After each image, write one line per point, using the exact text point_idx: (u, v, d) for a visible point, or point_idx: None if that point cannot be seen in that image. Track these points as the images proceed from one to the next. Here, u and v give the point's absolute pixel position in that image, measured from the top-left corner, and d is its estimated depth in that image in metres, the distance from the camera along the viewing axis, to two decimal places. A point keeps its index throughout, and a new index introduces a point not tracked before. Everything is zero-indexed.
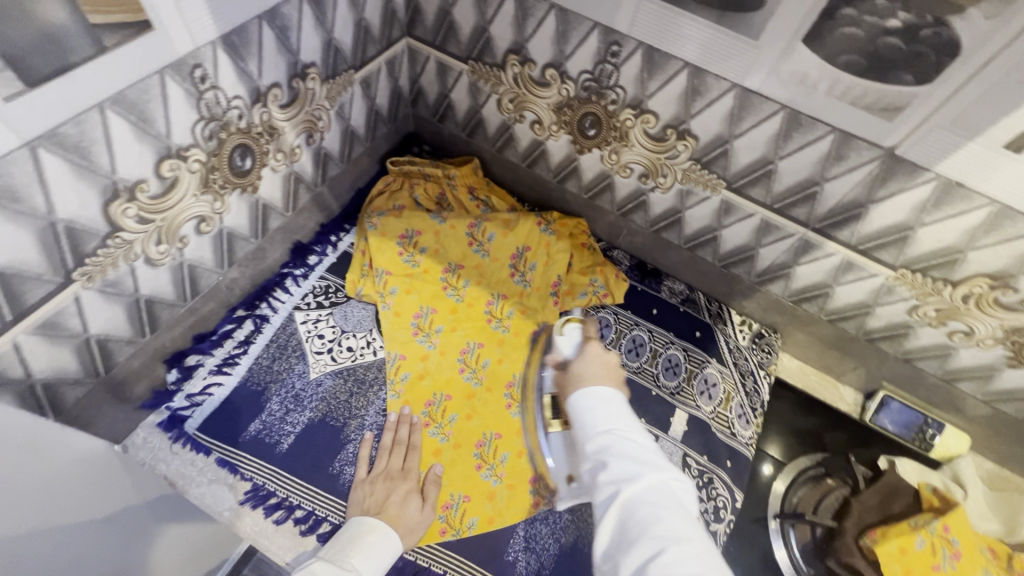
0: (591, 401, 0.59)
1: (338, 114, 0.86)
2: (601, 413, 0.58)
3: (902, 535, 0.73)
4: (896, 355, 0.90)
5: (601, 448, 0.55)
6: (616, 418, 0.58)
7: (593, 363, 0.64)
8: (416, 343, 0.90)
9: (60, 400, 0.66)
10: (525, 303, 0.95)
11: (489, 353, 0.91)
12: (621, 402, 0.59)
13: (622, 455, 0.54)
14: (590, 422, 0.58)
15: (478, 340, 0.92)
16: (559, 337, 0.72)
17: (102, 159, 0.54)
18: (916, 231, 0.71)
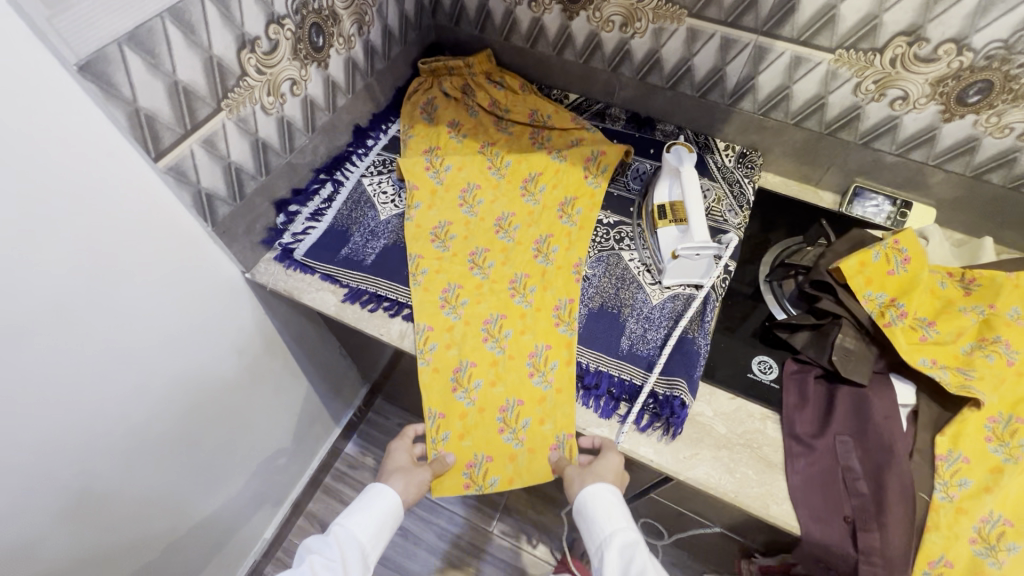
0: (592, 504, 0.82)
1: (378, 12, 1.11)
2: (603, 512, 0.82)
3: (862, 252, 0.90)
4: (856, 142, 1.07)
5: (617, 545, 0.79)
6: (624, 519, 0.82)
7: (605, 470, 0.84)
8: (443, 314, 0.99)
9: (215, 214, 0.93)
10: (548, 280, 1.02)
11: (512, 324, 0.98)
12: (616, 507, 0.83)
13: (640, 556, 0.76)
14: (599, 531, 0.81)
15: (501, 313, 0.99)
16: (669, 156, 1.02)
17: (236, 13, 0.80)
18: (838, 8, 0.90)
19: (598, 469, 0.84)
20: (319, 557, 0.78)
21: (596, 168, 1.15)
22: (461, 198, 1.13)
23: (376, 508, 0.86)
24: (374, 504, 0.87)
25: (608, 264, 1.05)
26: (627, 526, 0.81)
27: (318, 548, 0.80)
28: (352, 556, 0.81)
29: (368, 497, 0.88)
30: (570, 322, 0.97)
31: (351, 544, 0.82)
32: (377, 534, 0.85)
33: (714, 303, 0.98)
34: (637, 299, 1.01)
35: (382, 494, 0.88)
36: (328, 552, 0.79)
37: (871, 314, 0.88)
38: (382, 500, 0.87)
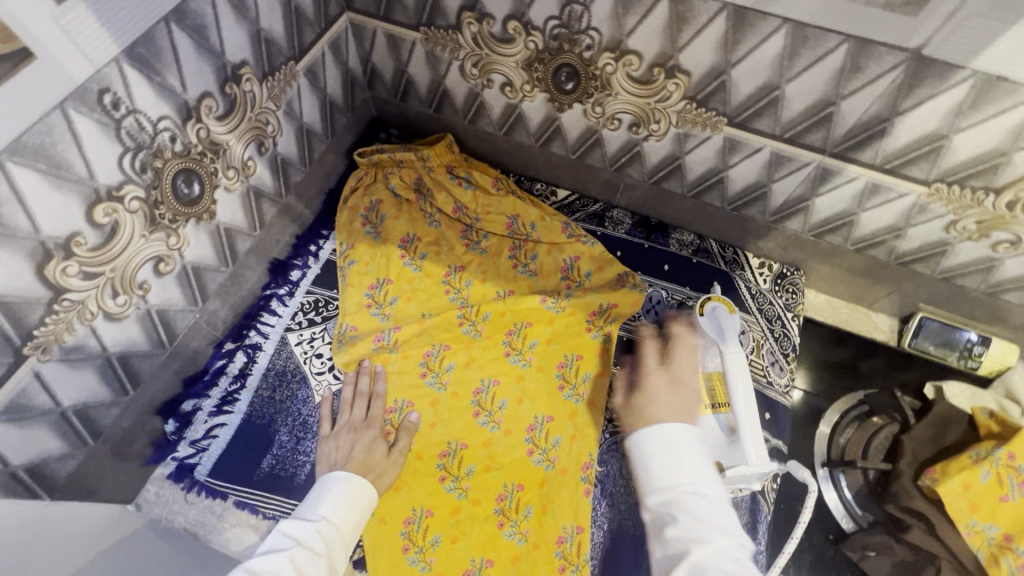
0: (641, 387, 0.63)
1: (287, 114, 0.77)
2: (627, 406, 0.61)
3: (965, 469, 0.68)
4: (933, 275, 0.83)
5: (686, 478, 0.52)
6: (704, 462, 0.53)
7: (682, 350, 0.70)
8: (407, 562, 0.73)
9: (53, 477, 0.62)
10: (547, 495, 0.77)
11: (501, 573, 0.72)
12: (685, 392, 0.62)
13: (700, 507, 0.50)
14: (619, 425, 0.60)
15: (487, 555, 0.73)
16: (704, 319, 0.77)
17: (18, 219, 0.47)
18: (951, 139, 0.63)
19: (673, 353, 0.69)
20: (298, 550, 0.58)
21: (604, 321, 0.88)
22: (424, 366, 0.85)
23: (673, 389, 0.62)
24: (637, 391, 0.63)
25: (622, 456, 0.81)
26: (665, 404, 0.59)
27: (293, 536, 0.60)
28: (338, 550, 0.62)
29: (336, 481, 0.69)
30: (579, 565, 0.73)
31: (332, 532, 0.63)
32: (359, 527, 0.67)
33: (767, 517, 0.76)
34: None
35: (353, 480, 0.69)
36: (308, 541, 0.60)
37: (978, 555, 0.66)
38: (357, 490, 0.68)
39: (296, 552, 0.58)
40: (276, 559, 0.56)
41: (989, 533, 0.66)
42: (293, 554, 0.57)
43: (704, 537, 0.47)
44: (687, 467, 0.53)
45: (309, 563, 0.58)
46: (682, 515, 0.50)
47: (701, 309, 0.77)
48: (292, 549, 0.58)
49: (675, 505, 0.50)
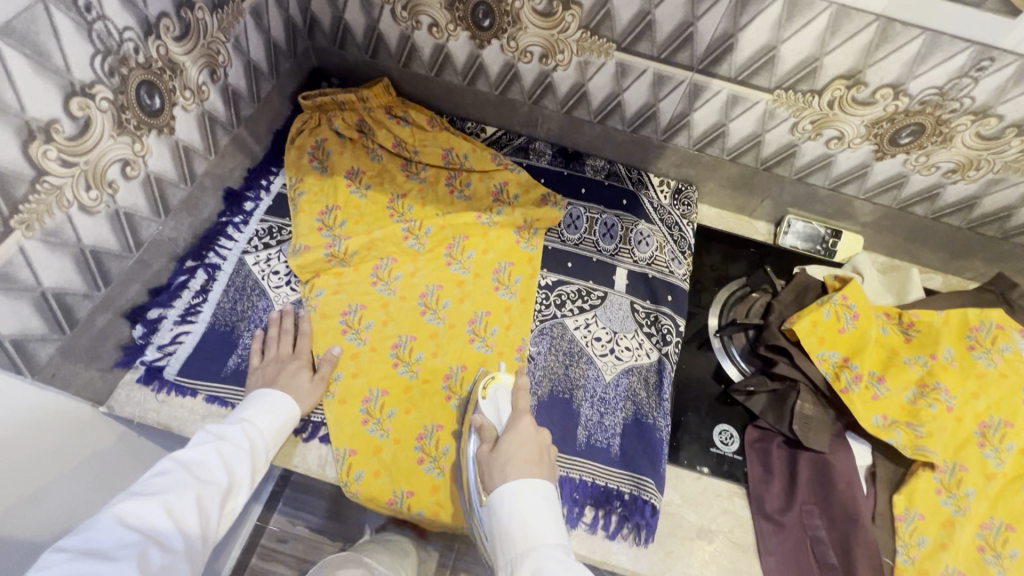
0: (510, 508, 0.63)
1: (236, 48, 0.86)
2: (521, 519, 0.61)
3: (813, 312, 0.87)
4: (791, 177, 1.03)
5: (529, 569, 0.57)
6: (535, 530, 0.61)
7: (522, 443, 0.70)
8: (367, 433, 0.83)
9: (34, 359, 0.68)
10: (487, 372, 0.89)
11: (450, 436, 0.84)
12: (552, 510, 0.63)
13: None
14: (515, 543, 0.60)
15: (437, 422, 0.85)
16: (486, 401, 0.82)
17: (8, 95, 0.55)
18: (779, 49, 0.81)
19: (506, 453, 0.69)
20: (225, 444, 0.68)
21: (529, 233, 1.03)
22: (375, 277, 0.95)
23: (533, 505, 0.63)
24: (509, 513, 0.62)
25: (552, 337, 0.94)
26: (549, 535, 0.61)
27: (218, 432, 0.70)
28: (260, 445, 0.72)
29: (260, 397, 0.76)
30: None
31: (255, 432, 0.72)
32: (280, 431, 0.75)
33: (669, 374, 0.91)
34: (588, 377, 0.91)
35: (275, 396, 0.77)
36: (233, 436, 0.70)
37: (827, 376, 0.85)
38: (278, 404, 0.76)
39: (222, 445, 0.68)
40: (205, 452, 0.66)
41: (833, 358, 0.85)
42: (218, 447, 0.67)
43: None
44: None
45: (233, 455, 0.68)
46: None
47: (484, 394, 0.82)
48: (219, 444, 0.68)
49: None
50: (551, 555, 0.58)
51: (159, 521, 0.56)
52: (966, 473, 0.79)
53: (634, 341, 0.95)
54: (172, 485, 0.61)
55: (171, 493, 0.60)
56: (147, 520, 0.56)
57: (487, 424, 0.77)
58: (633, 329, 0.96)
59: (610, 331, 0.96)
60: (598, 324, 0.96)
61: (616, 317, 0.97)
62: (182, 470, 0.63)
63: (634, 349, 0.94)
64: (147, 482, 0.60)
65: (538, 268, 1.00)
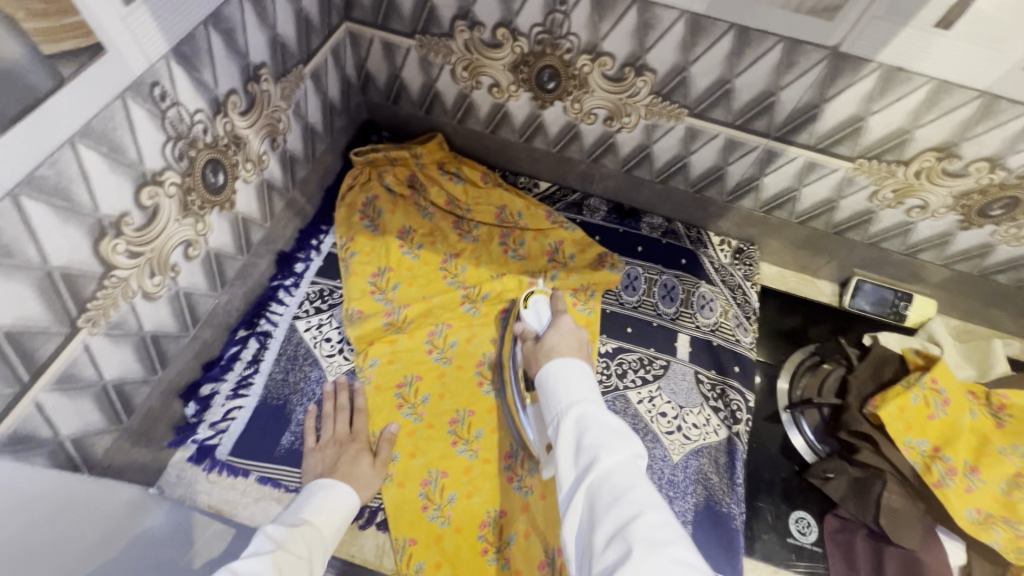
0: (557, 377, 0.65)
1: (295, 113, 0.84)
2: (568, 386, 0.64)
3: (899, 396, 0.82)
4: (863, 241, 0.98)
5: (573, 417, 0.59)
6: (579, 391, 0.62)
7: (562, 336, 0.74)
8: (427, 520, 0.79)
9: (91, 454, 0.65)
10: None
11: (514, 523, 0.79)
12: (590, 379, 0.65)
13: (596, 424, 0.56)
14: (560, 399, 0.62)
15: (499, 507, 0.80)
16: (528, 312, 0.86)
17: (82, 196, 0.52)
18: (867, 120, 0.77)
19: (550, 344, 0.73)
20: (285, 552, 0.58)
21: (587, 296, 0.98)
22: (430, 345, 0.91)
23: (574, 373, 0.65)
24: (555, 381, 0.65)
25: (615, 412, 0.90)
26: (589, 393, 0.62)
27: (275, 539, 0.60)
28: (315, 555, 0.62)
29: (321, 488, 0.72)
30: None
31: (312, 537, 0.64)
32: (336, 534, 0.68)
33: (741, 455, 0.87)
34: (654, 456, 0.87)
35: (335, 486, 0.73)
36: (292, 545, 0.60)
37: (916, 466, 0.79)
38: (334, 495, 0.71)
39: (280, 553, 0.58)
40: (264, 560, 0.56)
41: (923, 447, 0.79)
42: (277, 555, 0.57)
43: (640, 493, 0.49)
44: (614, 447, 0.53)
45: (292, 566, 0.58)
46: (617, 486, 0.50)
47: (524, 305, 0.86)
48: (277, 553, 0.58)
49: (611, 480, 0.51)
50: (596, 408, 0.59)
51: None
52: None
53: (701, 417, 0.90)
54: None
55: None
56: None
57: (528, 328, 0.82)
58: (700, 403, 0.91)
59: (675, 406, 0.91)
60: (663, 398, 0.91)
61: (681, 389, 0.92)
62: None
63: (702, 425, 0.89)
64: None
65: (597, 334, 0.96)
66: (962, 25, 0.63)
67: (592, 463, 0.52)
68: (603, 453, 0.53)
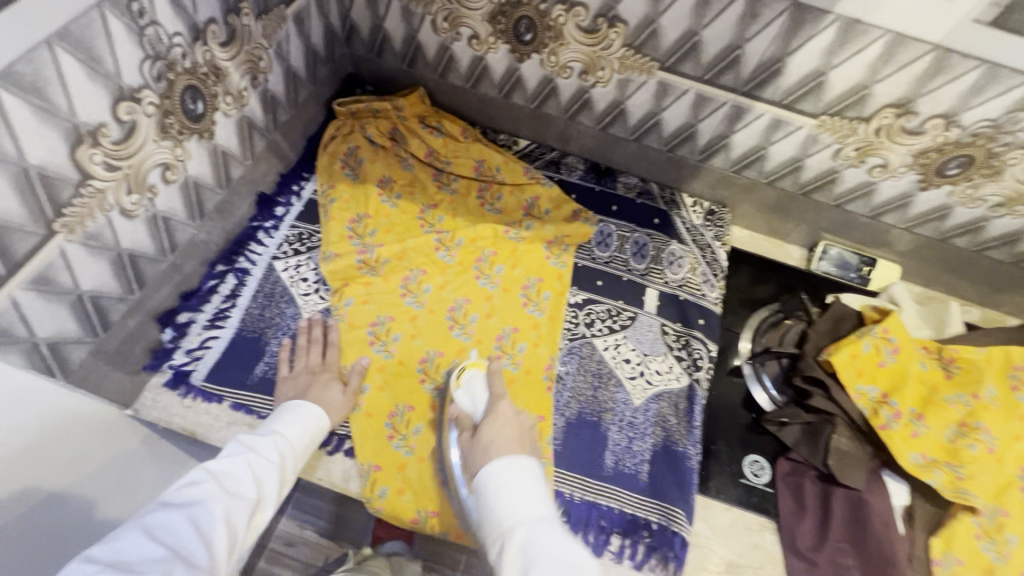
0: (495, 482, 0.66)
1: (277, 54, 0.86)
2: (508, 496, 0.65)
3: (852, 344, 0.85)
4: (829, 203, 1.01)
5: (520, 542, 0.60)
6: (528, 505, 0.64)
7: (498, 429, 0.74)
8: (392, 449, 0.82)
9: (67, 362, 0.68)
10: (514, 392, 0.88)
11: None
12: (538, 488, 0.66)
13: (545, 555, 0.57)
14: (501, 515, 0.63)
15: None
16: (460, 391, 0.83)
17: (60, 99, 0.54)
18: (828, 75, 0.80)
19: (487, 439, 0.73)
20: (256, 456, 0.65)
21: (560, 249, 1.01)
22: (404, 288, 0.94)
23: (519, 479, 0.66)
24: (491, 485, 0.66)
25: (581, 357, 0.93)
26: (538, 509, 0.64)
27: (249, 443, 0.66)
28: (290, 459, 0.69)
29: (292, 408, 0.75)
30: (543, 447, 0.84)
31: (285, 444, 0.69)
32: (309, 444, 0.73)
33: (701, 401, 0.90)
34: (617, 400, 0.90)
35: (308, 408, 0.76)
36: (264, 449, 0.67)
37: (864, 411, 0.82)
38: (308, 413, 0.75)
39: (253, 458, 0.64)
40: (236, 464, 0.62)
41: (871, 393, 0.83)
42: (249, 460, 0.64)
43: None
44: None
45: (263, 469, 0.64)
46: None
47: (456, 384, 0.83)
48: (250, 457, 0.64)
49: None
50: (544, 531, 0.61)
51: (187, 536, 0.53)
52: (1008, 518, 0.76)
53: (664, 365, 0.93)
54: (202, 496, 0.58)
55: (202, 505, 0.57)
56: (178, 534, 0.53)
57: (464, 416, 0.80)
58: (664, 352, 0.94)
59: (640, 354, 0.94)
60: (628, 346, 0.94)
61: (646, 339, 0.95)
62: (215, 483, 0.59)
63: (664, 373, 0.92)
64: (178, 493, 0.57)
65: (568, 285, 0.99)
66: None
67: None
68: None
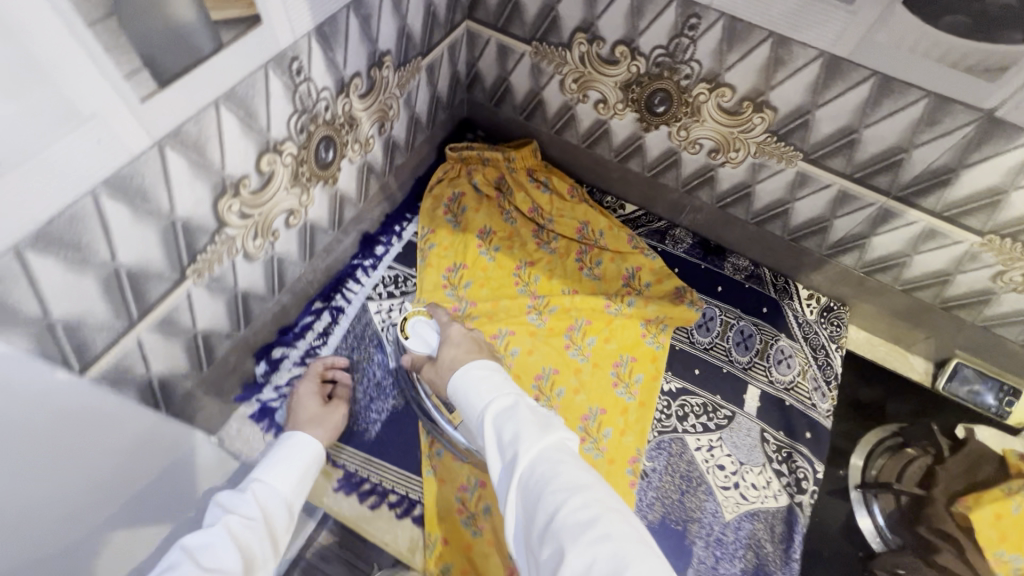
0: (470, 373, 0.59)
1: (405, 102, 0.86)
2: (478, 380, 0.58)
3: (996, 501, 0.74)
4: (974, 323, 0.89)
5: (498, 413, 0.54)
6: (500, 387, 0.58)
7: (455, 344, 0.69)
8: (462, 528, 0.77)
9: (171, 394, 0.68)
10: None
11: None
12: (504, 374, 0.60)
13: (519, 420, 0.52)
14: (474, 400, 0.57)
15: None
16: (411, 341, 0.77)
17: (214, 155, 0.55)
18: (1009, 194, 0.70)
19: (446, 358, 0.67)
20: (235, 518, 0.56)
21: (657, 328, 0.95)
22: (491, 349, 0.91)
23: (489, 364, 0.61)
24: (461, 376, 0.60)
25: (669, 455, 0.86)
26: (507, 387, 0.58)
27: (227, 504, 0.57)
28: (276, 514, 0.60)
29: (280, 448, 0.67)
30: None
31: (266, 496, 0.61)
32: (300, 482, 0.66)
33: (801, 529, 0.81)
34: (705, 510, 0.82)
35: (293, 440, 0.68)
36: (243, 507, 0.57)
37: None
38: (301, 447, 0.68)
39: (232, 522, 0.55)
40: (213, 533, 0.53)
41: (1015, 563, 0.71)
42: (228, 523, 0.55)
43: (605, 523, 0.44)
44: (534, 434, 0.50)
45: (247, 533, 0.55)
46: (563, 480, 0.47)
47: (404, 334, 0.77)
48: (228, 521, 0.55)
49: (555, 477, 0.47)
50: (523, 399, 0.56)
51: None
52: None
53: (761, 478, 0.84)
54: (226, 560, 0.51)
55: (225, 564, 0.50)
56: None
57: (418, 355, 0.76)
58: (762, 463, 0.86)
59: (735, 461, 0.86)
60: (723, 450, 0.86)
61: (743, 445, 0.87)
62: (195, 561, 0.50)
63: (761, 488, 0.84)
64: None
65: (662, 369, 0.92)
66: None
67: (523, 461, 0.49)
68: (527, 444, 0.50)
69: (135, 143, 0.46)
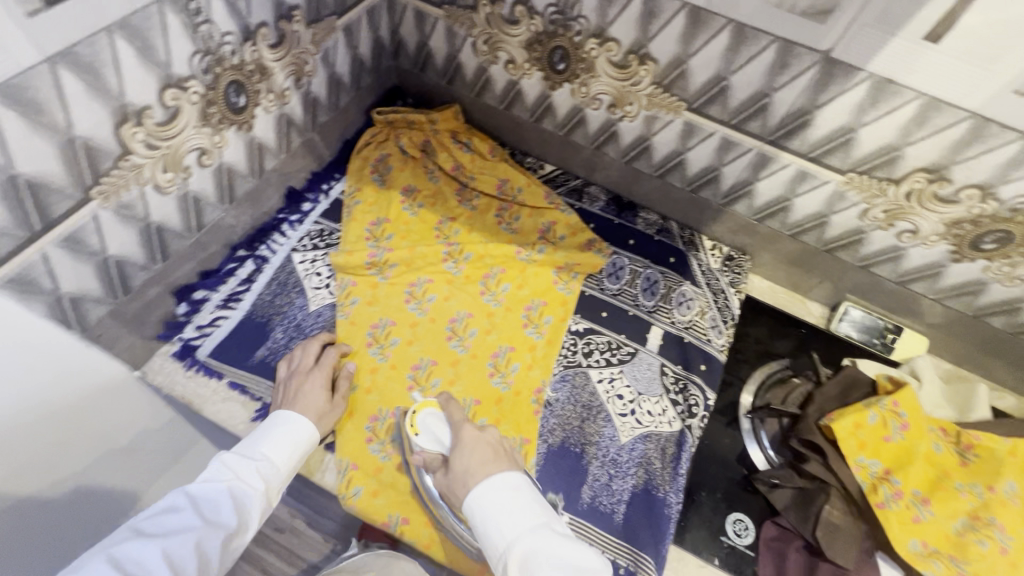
0: (487, 503, 0.62)
1: (323, 60, 0.92)
2: (492, 509, 0.61)
3: (857, 412, 0.81)
4: (854, 263, 0.97)
5: (519, 555, 0.58)
6: (519, 514, 0.61)
7: (468, 451, 0.69)
8: (370, 452, 0.83)
9: (85, 317, 0.74)
10: (501, 411, 0.88)
11: None
12: (526, 494, 0.63)
13: (549, 568, 0.56)
14: (495, 536, 0.60)
15: None
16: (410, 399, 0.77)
17: (112, 81, 0.60)
18: (858, 132, 0.78)
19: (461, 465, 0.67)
20: (237, 481, 0.63)
21: (568, 275, 1.01)
22: (409, 294, 0.97)
23: (512, 492, 0.63)
24: (480, 508, 0.62)
25: (572, 386, 0.92)
26: (529, 515, 0.61)
27: (234, 467, 0.65)
28: (273, 486, 0.67)
29: (283, 421, 0.74)
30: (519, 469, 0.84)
31: (269, 470, 0.68)
32: (296, 462, 0.72)
33: (689, 448, 0.87)
34: (603, 435, 0.88)
35: (297, 421, 0.75)
36: (247, 474, 0.65)
37: (862, 485, 0.78)
38: (301, 429, 0.75)
39: (232, 488, 0.62)
40: (216, 495, 0.60)
41: (871, 467, 0.78)
42: (231, 486, 0.62)
43: None
44: None
45: (241, 495, 0.62)
46: None
47: (414, 430, 0.75)
48: (229, 483, 0.62)
49: None
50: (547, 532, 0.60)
51: (156, 567, 0.51)
52: None
53: (658, 406, 0.91)
54: (177, 527, 0.55)
55: (218, 517, 0.59)
56: (146, 565, 0.51)
57: (433, 455, 0.74)
58: (659, 393, 0.92)
59: (633, 392, 0.92)
60: (623, 382, 0.93)
61: (643, 377, 0.93)
62: (194, 510, 0.57)
63: (656, 415, 0.90)
64: (152, 521, 0.55)
65: (570, 312, 0.98)
66: (949, 40, 0.63)
67: None
68: None
69: (24, 55, 0.51)
